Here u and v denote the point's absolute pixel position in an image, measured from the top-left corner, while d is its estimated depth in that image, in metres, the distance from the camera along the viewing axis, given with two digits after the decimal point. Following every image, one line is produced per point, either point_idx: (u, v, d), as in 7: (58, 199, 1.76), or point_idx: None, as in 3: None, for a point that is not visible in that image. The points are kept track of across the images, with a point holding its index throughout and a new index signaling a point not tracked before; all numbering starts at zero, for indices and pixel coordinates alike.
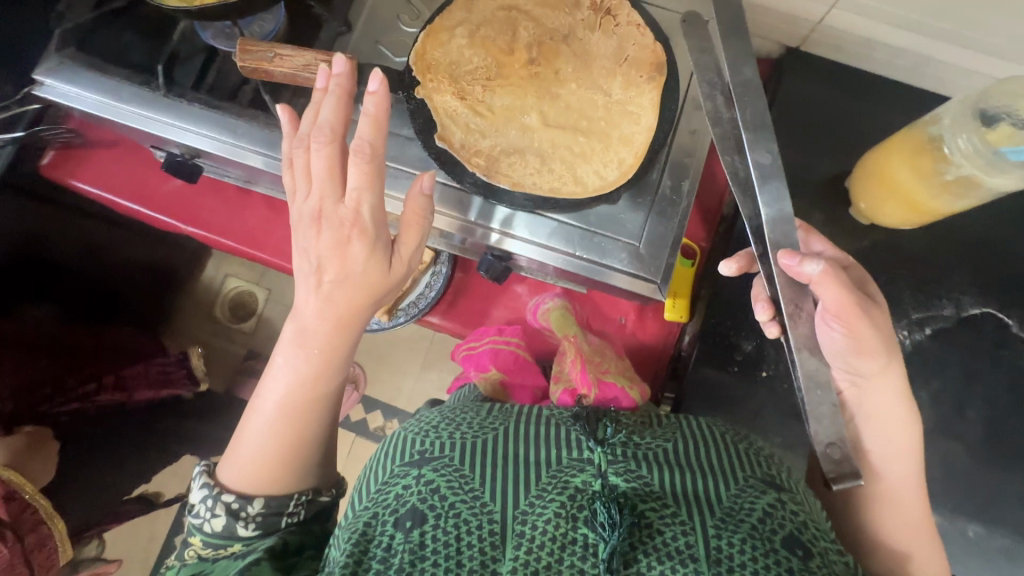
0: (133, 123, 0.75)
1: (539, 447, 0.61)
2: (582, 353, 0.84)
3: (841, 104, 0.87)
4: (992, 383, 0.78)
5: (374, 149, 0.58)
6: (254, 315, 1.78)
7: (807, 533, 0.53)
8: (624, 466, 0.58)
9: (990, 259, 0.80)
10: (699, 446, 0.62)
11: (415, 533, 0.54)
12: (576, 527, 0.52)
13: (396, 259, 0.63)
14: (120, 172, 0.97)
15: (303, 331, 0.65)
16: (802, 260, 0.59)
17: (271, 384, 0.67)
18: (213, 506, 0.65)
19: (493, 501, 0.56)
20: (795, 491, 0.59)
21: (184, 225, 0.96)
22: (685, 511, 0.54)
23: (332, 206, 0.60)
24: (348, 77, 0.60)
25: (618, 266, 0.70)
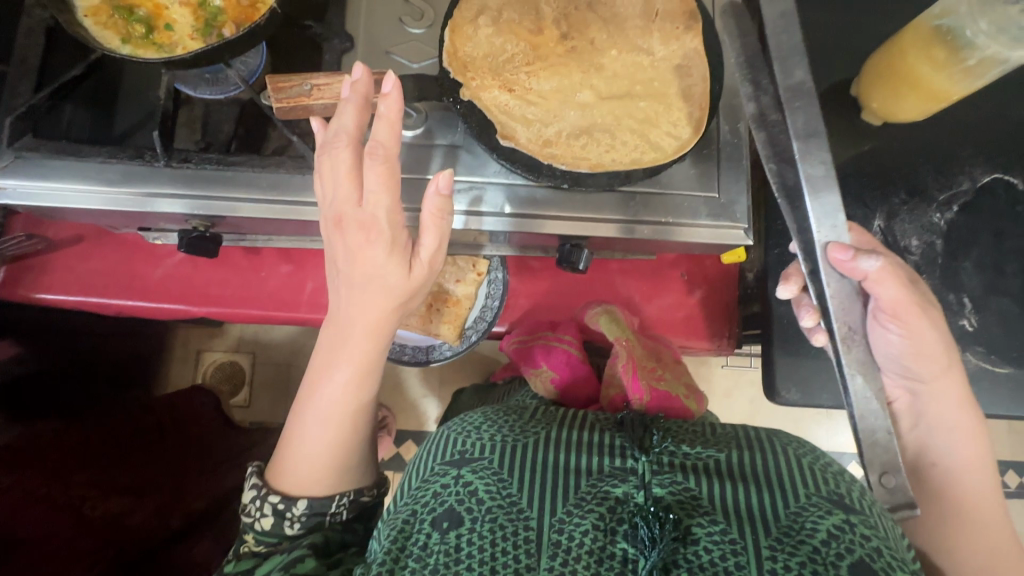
0: (131, 207, 0.64)
1: (584, 454, 0.59)
2: (633, 359, 0.82)
3: (825, 17, 0.91)
4: (1019, 238, 0.86)
5: (391, 151, 0.52)
6: (244, 384, 1.60)
7: (880, 562, 0.49)
8: (670, 477, 0.56)
9: (990, 130, 0.87)
10: (763, 455, 0.58)
11: (452, 534, 0.53)
12: (614, 541, 0.52)
13: (420, 266, 0.56)
14: (96, 270, 0.83)
15: (338, 338, 0.61)
16: (854, 255, 0.58)
17: (317, 392, 0.64)
18: (261, 507, 0.66)
19: (530, 506, 0.55)
20: (870, 513, 0.53)
21: (196, 307, 0.84)
22: (735, 527, 0.52)
23: (352, 208, 0.54)
24: (370, 80, 0.54)
25: (704, 222, 0.69)
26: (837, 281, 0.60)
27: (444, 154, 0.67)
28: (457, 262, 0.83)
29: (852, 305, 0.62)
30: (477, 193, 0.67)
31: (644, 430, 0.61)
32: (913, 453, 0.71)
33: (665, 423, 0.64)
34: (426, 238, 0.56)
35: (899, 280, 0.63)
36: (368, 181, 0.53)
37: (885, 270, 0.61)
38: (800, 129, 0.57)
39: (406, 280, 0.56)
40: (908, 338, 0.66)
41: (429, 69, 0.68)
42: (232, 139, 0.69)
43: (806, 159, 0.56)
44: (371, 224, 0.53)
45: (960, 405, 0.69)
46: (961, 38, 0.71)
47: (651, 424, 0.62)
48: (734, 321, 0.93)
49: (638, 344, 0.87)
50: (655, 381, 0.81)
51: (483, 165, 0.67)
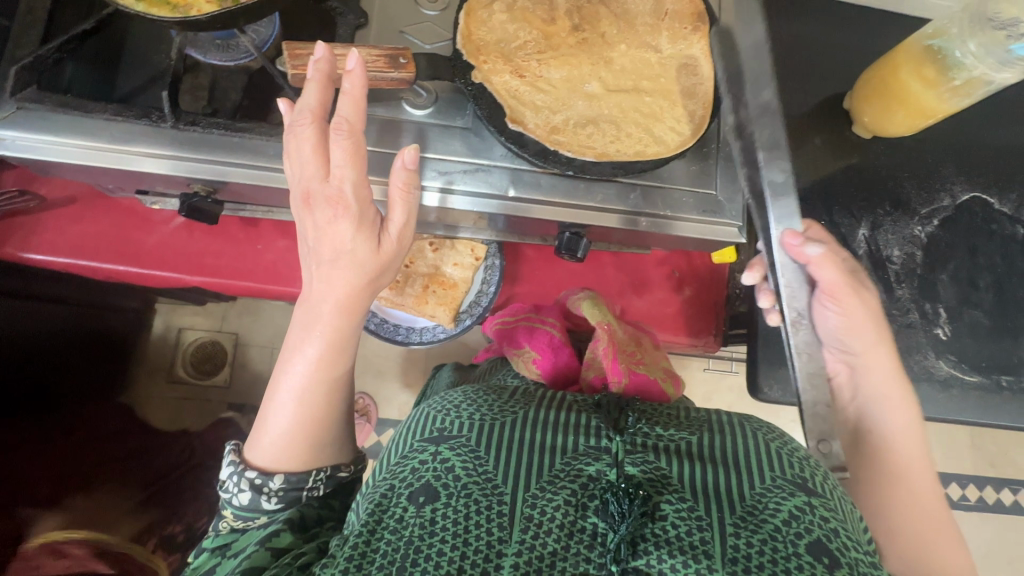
0: (130, 165, 0.63)
1: (560, 433, 0.59)
2: (615, 341, 0.83)
3: (822, 34, 0.95)
4: (991, 254, 0.90)
5: (354, 126, 0.53)
6: (225, 364, 1.57)
7: (834, 543, 0.51)
8: (642, 457, 0.57)
9: (971, 150, 0.92)
10: (730, 439, 0.60)
11: (427, 509, 0.53)
12: (586, 516, 0.53)
13: (389, 241, 0.56)
14: (88, 232, 0.82)
15: (307, 313, 0.61)
16: (801, 240, 0.64)
17: (289, 368, 0.64)
18: (239, 482, 0.66)
19: (504, 482, 0.55)
20: (830, 497, 0.55)
21: (189, 276, 0.83)
22: (702, 506, 0.54)
23: (317, 185, 0.53)
24: (333, 58, 0.55)
25: (701, 217, 0.71)
26: (788, 268, 0.67)
27: (452, 135, 0.68)
28: (457, 246, 0.84)
29: (797, 290, 0.67)
30: (477, 174, 0.68)
31: (619, 411, 0.62)
32: (854, 429, 0.74)
33: (640, 405, 0.65)
34: (395, 213, 0.56)
35: (836, 263, 0.69)
36: (334, 157, 0.53)
37: (826, 255, 0.67)
38: (765, 141, 0.60)
39: (374, 257, 0.55)
40: (842, 319, 0.71)
41: (442, 50, 0.69)
42: (235, 108, 0.69)
43: (770, 164, 0.60)
44: (338, 200, 0.52)
45: (893, 383, 0.73)
46: (950, 58, 0.74)
47: (626, 407, 0.63)
48: (722, 321, 0.97)
49: (619, 329, 0.89)
50: (634, 365, 0.82)
51: (487, 147, 0.68)
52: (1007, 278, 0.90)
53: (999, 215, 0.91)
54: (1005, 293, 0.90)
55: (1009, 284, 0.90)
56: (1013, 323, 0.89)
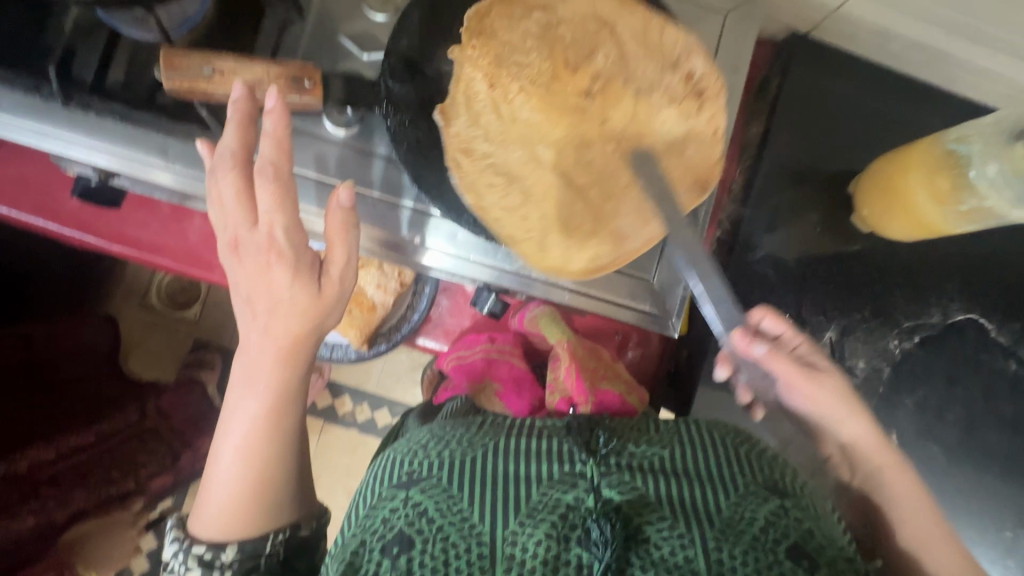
0: (25, 139, 0.58)
1: (531, 461, 0.54)
2: (575, 358, 0.83)
3: (845, 101, 0.83)
4: (970, 384, 0.81)
5: (281, 169, 0.48)
6: (198, 301, 1.43)
7: (811, 543, 0.49)
8: (619, 479, 0.52)
9: (978, 265, 0.81)
10: (701, 452, 0.56)
11: (404, 560, 0.48)
12: (568, 549, 0.48)
13: (332, 284, 0.51)
14: (15, 179, 0.78)
15: (246, 367, 0.54)
16: (751, 337, 0.56)
17: (230, 425, 0.56)
18: (185, 561, 0.56)
19: (482, 521, 0.50)
20: (801, 495, 0.53)
21: (108, 245, 0.80)
22: (682, 522, 0.49)
23: (245, 233, 0.48)
24: (253, 95, 0.49)
25: (628, 303, 0.65)
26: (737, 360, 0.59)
27: (366, 163, 0.61)
28: (383, 266, 0.77)
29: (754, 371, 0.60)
30: (389, 212, 0.62)
31: (590, 432, 0.57)
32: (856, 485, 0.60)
33: (611, 422, 0.61)
34: (337, 255, 0.52)
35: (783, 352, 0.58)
36: (261, 202, 0.48)
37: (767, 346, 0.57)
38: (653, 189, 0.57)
39: (316, 302, 0.50)
40: (812, 401, 0.59)
41: (376, 66, 0.61)
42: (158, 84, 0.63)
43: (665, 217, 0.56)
44: (270, 248, 0.48)
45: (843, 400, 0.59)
46: (965, 176, 0.64)
47: (597, 427, 0.58)
48: (657, 389, 0.91)
49: (580, 345, 0.88)
50: (600, 379, 0.81)
51: (406, 185, 0.62)
52: (981, 414, 0.81)
53: (992, 344, 0.81)
54: (974, 430, 0.81)
55: (981, 420, 0.81)
56: (973, 462, 0.81)
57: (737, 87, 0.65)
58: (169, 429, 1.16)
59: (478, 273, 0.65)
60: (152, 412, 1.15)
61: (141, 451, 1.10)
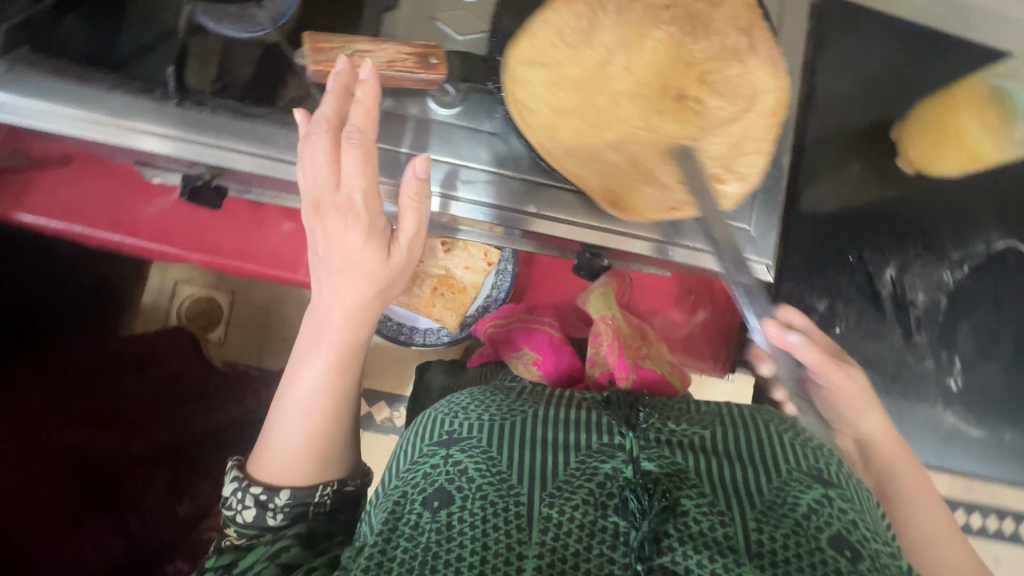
0: (130, 143, 0.59)
1: (572, 430, 0.51)
2: (620, 338, 0.74)
3: (878, 55, 0.88)
4: (1017, 306, 0.88)
5: (368, 137, 0.49)
6: (221, 323, 1.40)
7: (855, 534, 0.45)
8: (658, 452, 0.49)
9: (1011, 196, 0.88)
10: (743, 432, 0.52)
11: (443, 514, 0.46)
12: (605, 514, 0.45)
13: (400, 252, 0.52)
14: (85, 196, 0.78)
15: (317, 324, 0.55)
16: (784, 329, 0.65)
17: (298, 378, 0.58)
18: (243, 498, 0.58)
19: (521, 482, 0.47)
20: (847, 486, 0.49)
21: (186, 253, 0.80)
22: (723, 501, 0.46)
23: (326, 194, 0.50)
24: (352, 68, 0.51)
25: (731, 253, 0.67)
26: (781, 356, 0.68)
27: (477, 140, 0.63)
28: (469, 249, 0.81)
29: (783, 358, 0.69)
30: (500, 184, 0.63)
31: (630, 407, 0.53)
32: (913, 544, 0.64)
33: (650, 400, 0.57)
34: (406, 225, 0.52)
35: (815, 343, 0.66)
36: (344, 166, 0.49)
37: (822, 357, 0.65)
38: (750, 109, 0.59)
39: (383, 267, 0.51)
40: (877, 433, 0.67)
41: (474, 44, 0.63)
42: (251, 85, 0.60)
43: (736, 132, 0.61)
44: (348, 209, 0.49)
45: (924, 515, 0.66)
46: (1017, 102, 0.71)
47: (637, 403, 0.55)
48: (733, 345, 0.95)
49: (623, 323, 0.80)
50: (641, 360, 0.74)
51: (513, 159, 0.63)
52: None
53: None
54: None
55: None
56: None
57: (803, 42, 0.69)
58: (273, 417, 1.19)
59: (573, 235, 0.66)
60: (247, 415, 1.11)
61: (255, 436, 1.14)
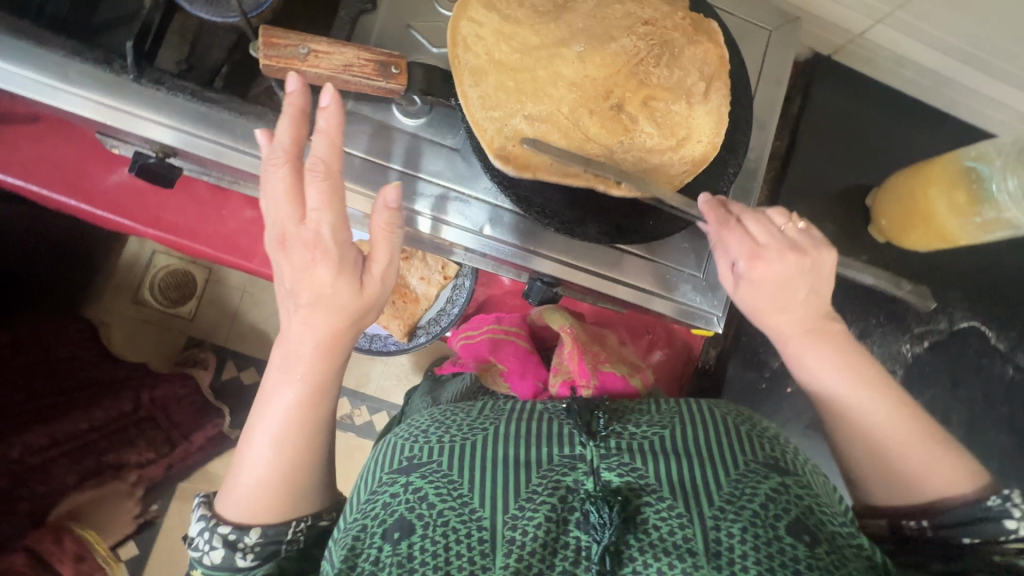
0: (82, 110, 0.57)
1: (531, 445, 0.50)
2: (578, 343, 0.78)
3: (863, 119, 0.88)
4: (973, 388, 0.86)
5: (333, 167, 0.48)
6: (192, 298, 1.38)
7: (813, 520, 0.45)
8: (618, 460, 0.48)
9: (979, 277, 0.87)
10: (699, 428, 0.51)
11: (404, 545, 0.45)
12: (567, 530, 0.46)
13: (372, 281, 0.50)
14: (44, 157, 0.77)
15: (288, 353, 0.53)
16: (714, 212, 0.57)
17: (264, 414, 0.55)
18: (210, 538, 0.55)
19: (482, 505, 0.47)
20: (803, 473, 0.49)
21: (143, 228, 0.79)
22: (682, 502, 0.46)
23: (292, 228, 0.48)
24: (305, 91, 0.49)
25: (681, 297, 0.67)
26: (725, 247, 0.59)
27: (438, 154, 0.63)
28: (427, 260, 0.81)
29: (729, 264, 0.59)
30: (460, 204, 0.63)
31: (588, 412, 0.53)
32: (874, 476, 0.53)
33: (609, 404, 0.57)
34: (378, 254, 0.51)
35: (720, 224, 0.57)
36: (309, 198, 0.48)
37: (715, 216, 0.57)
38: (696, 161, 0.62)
39: (356, 299, 0.50)
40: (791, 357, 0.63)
41: (447, 59, 0.63)
42: (222, 66, 0.63)
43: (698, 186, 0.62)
44: (317, 243, 0.47)
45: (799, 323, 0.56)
46: (985, 190, 0.69)
47: (597, 408, 0.54)
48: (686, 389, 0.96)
49: (583, 331, 0.84)
50: (600, 363, 0.78)
51: (474, 177, 0.63)
52: (984, 416, 0.86)
53: (994, 351, 0.86)
54: (978, 431, 0.86)
55: (984, 422, 0.86)
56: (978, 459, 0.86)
57: (779, 99, 0.69)
58: (168, 420, 1.18)
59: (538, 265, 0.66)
60: (147, 403, 1.15)
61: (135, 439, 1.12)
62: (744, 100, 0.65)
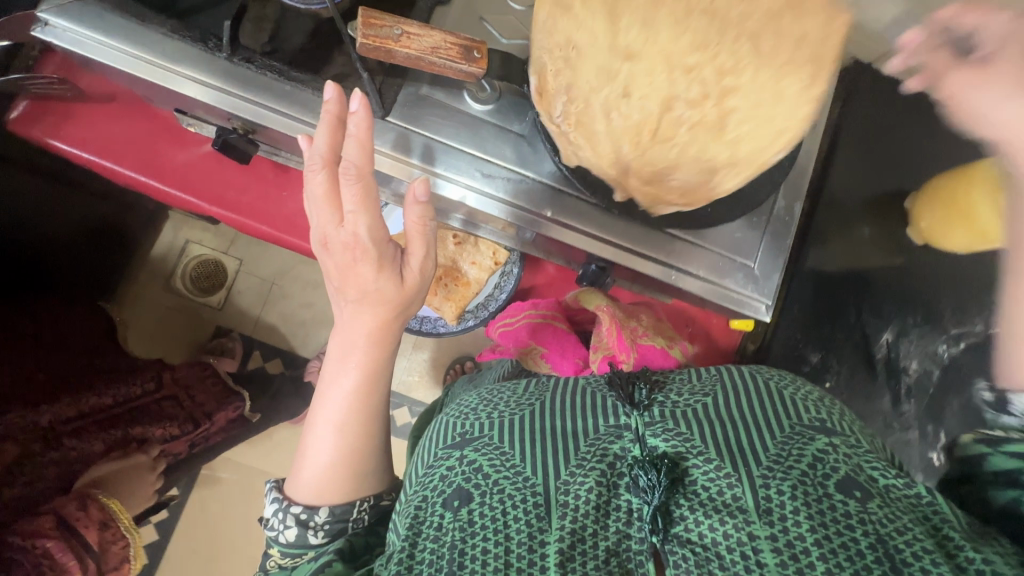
0: (182, 88, 0.61)
1: (577, 416, 0.52)
2: (615, 319, 0.82)
3: (903, 125, 0.91)
4: None
5: (365, 171, 0.51)
6: (221, 288, 1.41)
7: (863, 476, 0.45)
8: (663, 426, 0.50)
9: None
10: (743, 397, 0.53)
11: (463, 512, 0.46)
12: (617, 494, 0.46)
13: (412, 274, 0.55)
14: (119, 134, 0.80)
15: (342, 343, 0.57)
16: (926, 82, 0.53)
17: (324, 400, 0.59)
18: (284, 518, 0.59)
19: (535, 471, 0.47)
20: (849, 432, 0.50)
21: (208, 206, 0.82)
22: (729, 462, 0.46)
23: (332, 231, 0.52)
24: (341, 99, 0.52)
25: (733, 287, 0.69)
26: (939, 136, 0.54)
27: (505, 139, 0.65)
28: (480, 245, 0.83)
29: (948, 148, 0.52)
30: (521, 187, 0.65)
31: (630, 383, 0.54)
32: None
33: (650, 373, 0.58)
34: (414, 250, 0.55)
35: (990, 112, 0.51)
36: (345, 201, 0.52)
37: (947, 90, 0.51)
38: None
39: (398, 292, 0.54)
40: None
41: (516, 48, 0.66)
42: (297, 54, 0.63)
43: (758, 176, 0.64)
44: (354, 245, 0.51)
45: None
46: None
47: (637, 378, 0.56)
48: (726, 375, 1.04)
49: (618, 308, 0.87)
50: (638, 335, 0.82)
51: (539, 163, 0.65)
52: None
53: None
54: None
55: None
56: None
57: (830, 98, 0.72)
58: (191, 400, 1.16)
59: (594, 250, 0.68)
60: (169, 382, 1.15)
61: (158, 416, 1.09)
62: None
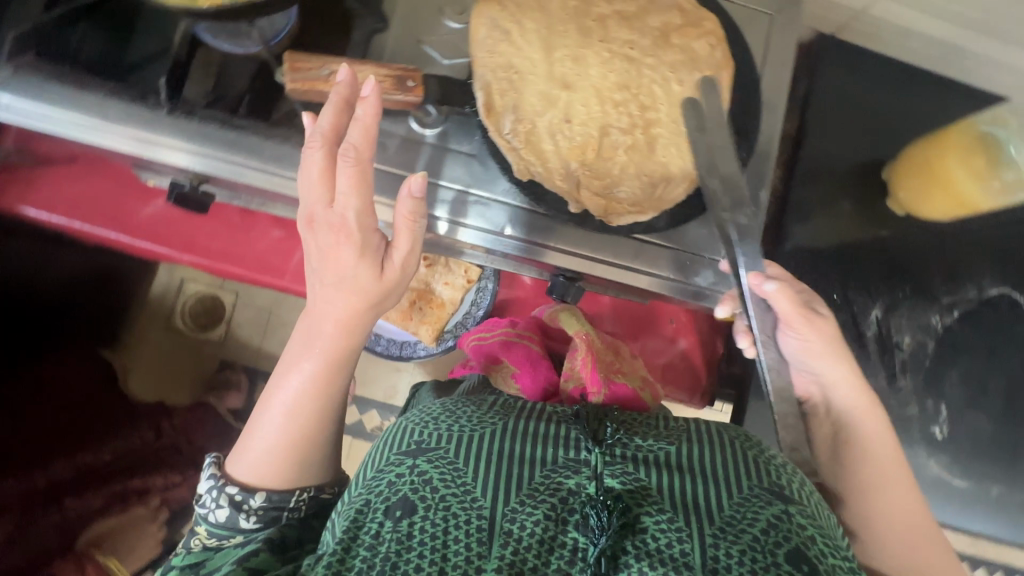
0: (128, 149, 0.62)
1: (540, 442, 0.47)
2: (592, 350, 0.74)
3: (874, 94, 0.88)
4: (1010, 357, 0.85)
5: (363, 154, 0.49)
6: (222, 322, 1.38)
7: (814, 550, 0.43)
8: (622, 468, 0.46)
9: (1005, 244, 0.86)
10: (711, 447, 0.49)
11: (404, 523, 0.43)
12: (564, 530, 0.43)
13: (393, 269, 0.51)
14: (84, 194, 0.81)
15: (309, 327, 0.54)
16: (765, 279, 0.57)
17: (284, 382, 0.56)
18: (217, 497, 0.55)
19: (483, 494, 0.44)
20: (806, 501, 0.47)
21: (179, 254, 0.83)
22: (682, 516, 0.44)
23: (320, 210, 0.50)
24: (354, 83, 0.52)
25: (702, 285, 0.68)
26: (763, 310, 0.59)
27: (456, 161, 0.65)
28: (449, 265, 0.83)
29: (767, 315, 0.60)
30: (478, 207, 0.65)
31: (597, 420, 0.50)
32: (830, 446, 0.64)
33: (620, 414, 0.54)
34: (401, 241, 0.51)
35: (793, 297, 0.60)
36: (339, 183, 0.49)
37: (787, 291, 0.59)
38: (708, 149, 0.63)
39: (377, 284, 0.51)
40: (805, 345, 0.63)
41: (459, 68, 0.65)
42: (245, 95, 0.63)
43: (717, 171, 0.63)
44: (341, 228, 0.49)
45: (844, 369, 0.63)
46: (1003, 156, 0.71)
47: (606, 416, 0.52)
48: (713, 375, 0.96)
49: (598, 338, 0.80)
50: (613, 374, 0.73)
51: (494, 181, 0.65)
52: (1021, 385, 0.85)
53: None
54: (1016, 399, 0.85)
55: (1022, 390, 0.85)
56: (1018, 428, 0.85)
57: (786, 82, 0.70)
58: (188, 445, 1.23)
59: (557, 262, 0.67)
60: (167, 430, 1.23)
61: (156, 466, 1.18)
62: (751, 85, 0.66)
